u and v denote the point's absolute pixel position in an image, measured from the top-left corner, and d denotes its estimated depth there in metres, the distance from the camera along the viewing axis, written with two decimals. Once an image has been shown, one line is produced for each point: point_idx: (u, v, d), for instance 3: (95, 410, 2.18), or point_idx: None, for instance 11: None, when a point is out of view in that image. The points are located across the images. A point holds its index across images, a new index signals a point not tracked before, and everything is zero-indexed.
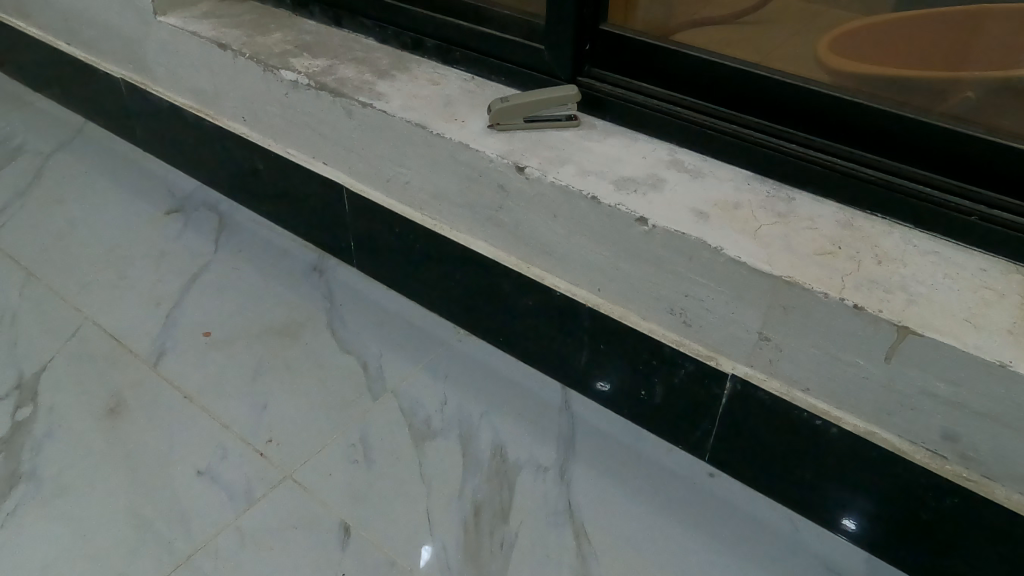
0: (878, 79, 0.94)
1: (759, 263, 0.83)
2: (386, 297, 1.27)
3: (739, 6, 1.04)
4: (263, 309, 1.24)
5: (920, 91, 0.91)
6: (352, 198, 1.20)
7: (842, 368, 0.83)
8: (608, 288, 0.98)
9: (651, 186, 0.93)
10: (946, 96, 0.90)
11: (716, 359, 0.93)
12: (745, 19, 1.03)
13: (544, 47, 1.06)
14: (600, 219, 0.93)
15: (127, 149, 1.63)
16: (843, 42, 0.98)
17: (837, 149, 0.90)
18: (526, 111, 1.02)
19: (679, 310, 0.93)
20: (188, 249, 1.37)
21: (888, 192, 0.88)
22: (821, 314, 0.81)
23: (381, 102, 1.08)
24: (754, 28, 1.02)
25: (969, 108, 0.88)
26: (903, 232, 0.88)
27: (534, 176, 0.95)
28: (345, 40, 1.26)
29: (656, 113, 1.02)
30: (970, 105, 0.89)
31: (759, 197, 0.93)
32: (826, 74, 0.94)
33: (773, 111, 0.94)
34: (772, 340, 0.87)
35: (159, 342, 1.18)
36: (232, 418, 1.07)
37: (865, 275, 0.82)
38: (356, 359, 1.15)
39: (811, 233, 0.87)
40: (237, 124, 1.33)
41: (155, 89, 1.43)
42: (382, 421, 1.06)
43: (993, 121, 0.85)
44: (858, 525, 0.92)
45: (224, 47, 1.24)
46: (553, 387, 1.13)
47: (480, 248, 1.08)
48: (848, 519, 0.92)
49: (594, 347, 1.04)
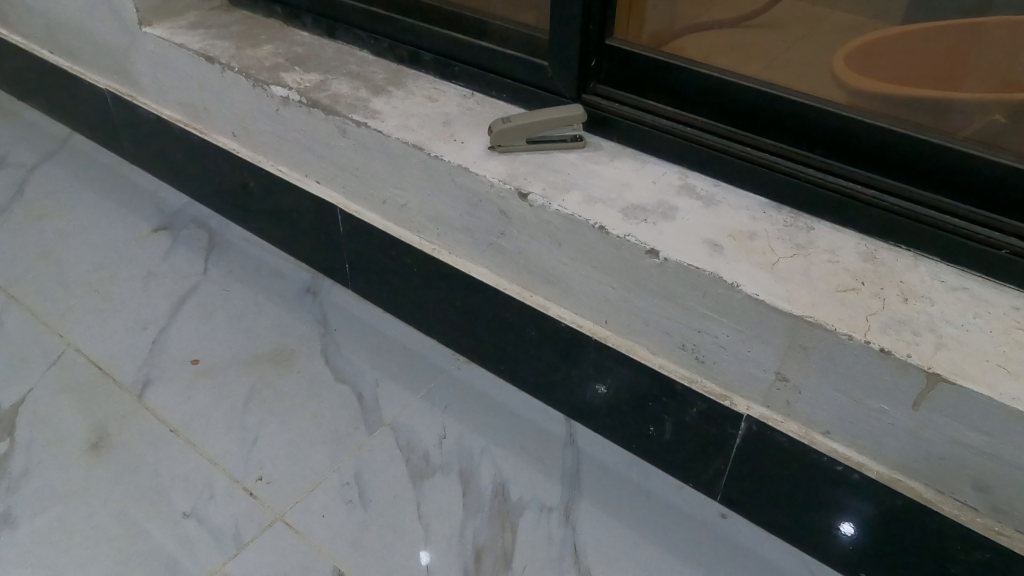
0: (877, 102, 0.88)
1: (777, 301, 0.78)
2: (383, 321, 1.22)
3: (745, 9, 0.98)
4: (254, 334, 1.19)
5: (925, 116, 0.87)
6: (346, 219, 1.15)
7: (865, 413, 0.78)
8: (616, 320, 0.93)
9: (662, 215, 0.88)
10: (946, 121, 0.85)
11: (730, 399, 0.88)
12: (751, 23, 0.99)
13: (548, 64, 1.01)
14: (608, 250, 0.87)
15: (114, 161, 1.58)
16: (855, 61, 0.92)
17: (860, 176, 0.86)
18: (529, 133, 0.97)
19: (691, 346, 0.88)
20: (176, 268, 1.31)
21: (915, 223, 0.83)
22: (845, 356, 0.76)
23: (377, 121, 1.03)
24: (759, 38, 0.98)
25: (971, 133, 0.83)
26: (930, 266, 0.83)
27: (538, 204, 0.90)
28: (338, 52, 1.21)
29: (665, 135, 0.97)
30: (973, 130, 0.84)
31: (776, 225, 0.88)
32: (827, 96, 0.89)
33: (792, 134, 0.90)
34: (791, 381, 0.82)
35: (145, 370, 1.13)
36: (222, 454, 1.02)
37: (891, 314, 0.77)
38: (351, 389, 1.10)
39: (832, 267, 0.82)
40: (227, 139, 1.28)
41: (143, 102, 1.38)
42: (378, 457, 1.01)
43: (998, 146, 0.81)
44: (856, 530, 0.85)
45: (213, 61, 1.18)
46: (556, 419, 1.08)
47: (480, 275, 1.03)
48: (846, 525, 0.86)
49: (600, 381, 0.99)
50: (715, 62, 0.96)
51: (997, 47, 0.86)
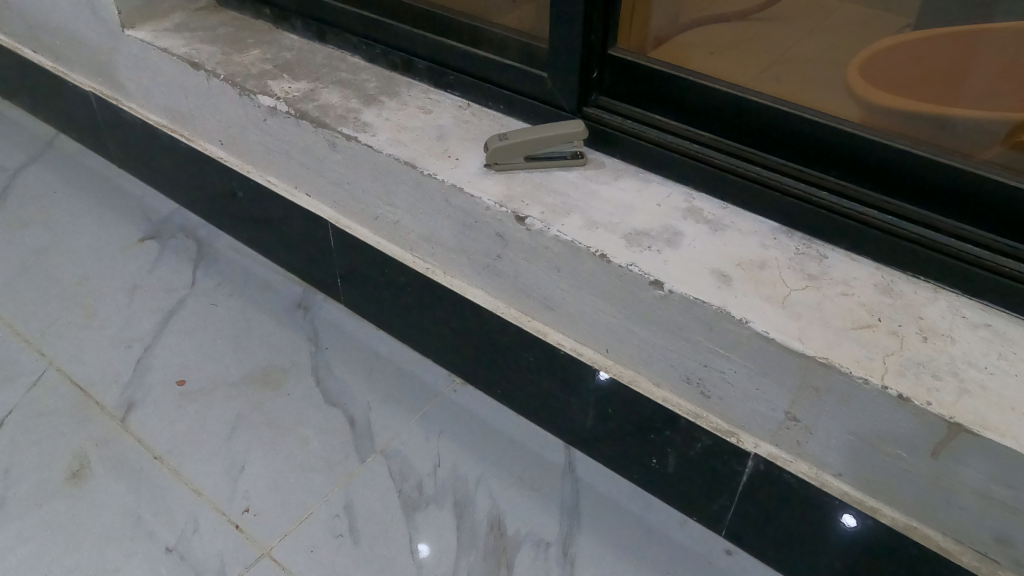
0: (871, 115, 0.84)
1: (788, 340, 0.74)
2: (375, 339, 1.17)
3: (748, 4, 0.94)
4: (242, 353, 1.15)
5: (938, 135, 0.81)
6: (336, 234, 1.11)
7: (880, 458, 0.74)
8: (618, 350, 0.89)
9: (666, 241, 0.84)
10: (942, 135, 0.81)
11: (737, 436, 0.84)
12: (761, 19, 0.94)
13: (547, 75, 0.96)
14: (610, 279, 0.83)
15: (101, 165, 1.53)
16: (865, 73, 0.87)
17: (875, 201, 0.81)
18: (527, 150, 0.91)
19: (696, 380, 0.84)
20: (163, 280, 1.27)
21: (933, 253, 0.79)
22: (860, 400, 0.72)
23: (367, 135, 0.98)
24: (764, 38, 0.93)
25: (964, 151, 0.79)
26: (949, 299, 0.78)
27: (536, 228, 0.85)
28: (328, 58, 1.16)
29: (669, 152, 0.92)
30: (970, 147, 0.79)
31: (787, 253, 0.83)
32: (820, 109, 0.85)
33: (804, 154, 0.85)
34: (801, 421, 0.78)
35: (129, 392, 1.09)
36: (207, 484, 0.98)
37: (909, 356, 0.72)
38: (341, 413, 1.06)
39: (846, 302, 0.78)
40: (215, 147, 1.23)
41: (129, 106, 1.33)
42: (370, 486, 0.97)
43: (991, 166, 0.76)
44: (864, 541, 0.79)
45: (197, 67, 1.14)
46: (555, 445, 1.03)
47: (476, 297, 0.98)
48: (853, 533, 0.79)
49: (600, 410, 0.94)
50: (715, 71, 0.91)
51: (997, 52, 0.79)
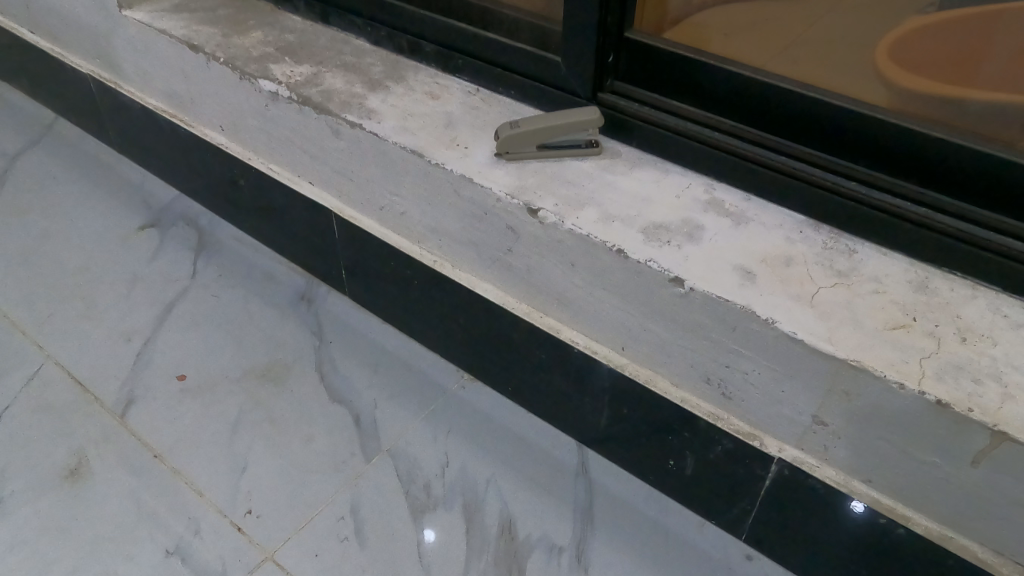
0: (889, 96, 0.80)
1: (817, 342, 0.70)
2: (382, 333, 1.14)
3: None
4: (244, 347, 1.11)
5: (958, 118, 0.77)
6: (341, 225, 1.07)
7: (914, 465, 0.71)
8: (635, 348, 0.85)
9: (687, 235, 0.79)
10: (959, 115, 0.78)
11: (760, 439, 0.80)
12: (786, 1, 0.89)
13: (561, 59, 0.92)
14: (627, 276, 0.79)
15: (101, 150, 1.49)
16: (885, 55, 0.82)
17: (907, 193, 0.77)
18: (540, 138, 0.87)
19: (717, 382, 0.80)
20: (164, 271, 1.24)
21: (970, 248, 0.75)
22: (894, 405, 0.68)
23: (373, 122, 0.94)
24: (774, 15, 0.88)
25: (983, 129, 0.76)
26: (989, 297, 0.74)
27: (550, 222, 0.81)
28: (332, 40, 1.12)
29: (688, 141, 0.88)
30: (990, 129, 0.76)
31: (815, 248, 0.79)
32: (839, 91, 0.81)
33: (833, 143, 0.80)
34: (829, 425, 0.74)
35: (128, 388, 1.06)
36: (208, 484, 0.95)
37: (947, 359, 0.68)
38: (347, 410, 1.03)
39: (878, 300, 0.74)
40: (216, 133, 1.19)
41: (128, 91, 1.29)
42: (377, 487, 0.94)
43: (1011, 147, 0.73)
44: (893, 548, 0.75)
45: (197, 49, 1.09)
46: (567, 444, 1.00)
47: (486, 292, 0.94)
48: (881, 539, 0.76)
49: (615, 410, 0.91)
50: (738, 55, 0.87)
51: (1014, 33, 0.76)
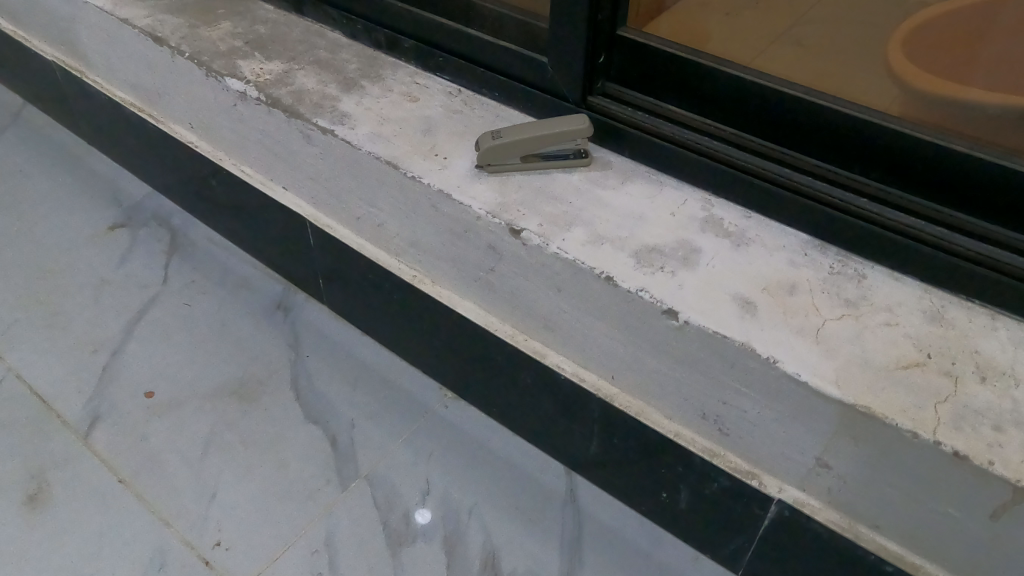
0: (896, 98, 0.74)
1: (822, 384, 0.64)
2: (362, 346, 1.08)
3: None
4: (216, 360, 1.06)
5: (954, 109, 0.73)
6: (316, 233, 1.00)
7: (926, 515, 0.65)
8: (625, 377, 0.79)
9: (682, 260, 0.73)
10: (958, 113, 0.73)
11: (758, 478, 0.75)
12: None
13: (549, 61, 0.85)
14: (617, 304, 0.73)
15: (71, 140, 1.42)
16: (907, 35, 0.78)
17: (921, 209, 0.71)
18: (524, 149, 0.81)
19: (713, 417, 0.74)
20: (133, 275, 1.17)
21: (989, 272, 0.68)
22: (906, 454, 0.62)
23: (345, 128, 0.87)
24: (765, 8, 0.84)
25: (993, 135, 0.70)
26: (1011, 328, 0.68)
27: (533, 244, 0.75)
28: (306, 33, 1.04)
29: (684, 150, 0.81)
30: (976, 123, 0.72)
31: (820, 273, 0.73)
32: (845, 95, 0.75)
33: (841, 154, 0.74)
34: (833, 469, 0.69)
35: (93, 404, 1.00)
36: (176, 512, 0.90)
37: (965, 402, 0.62)
38: (323, 431, 0.97)
39: (889, 333, 0.68)
40: (185, 130, 1.12)
41: (94, 81, 1.22)
42: (353, 517, 0.89)
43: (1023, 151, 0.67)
44: None
45: (160, 41, 1.02)
46: (555, 470, 0.95)
47: (467, 311, 0.88)
48: None
49: (605, 439, 0.85)
50: (739, 55, 0.80)
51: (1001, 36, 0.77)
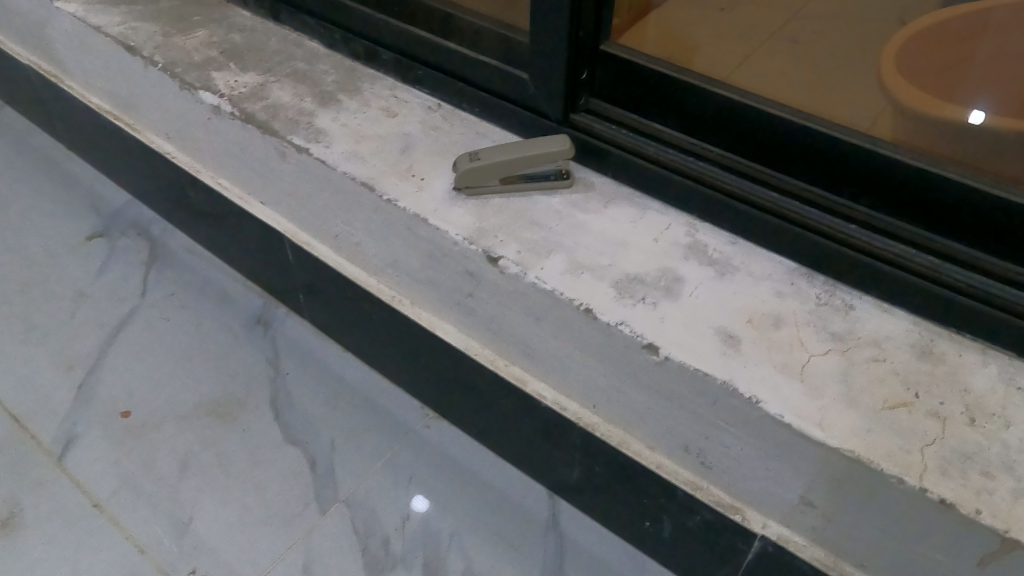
0: (891, 117, 0.72)
1: (807, 426, 0.61)
2: (343, 363, 1.06)
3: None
4: (194, 378, 1.04)
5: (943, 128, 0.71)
6: (295, 250, 0.98)
7: (912, 558, 0.63)
8: (607, 407, 0.77)
9: (664, 290, 0.71)
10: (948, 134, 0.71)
11: (742, 513, 0.73)
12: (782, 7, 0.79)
13: (530, 78, 0.82)
14: (597, 336, 0.71)
15: (49, 144, 1.39)
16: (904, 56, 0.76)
17: (909, 236, 0.69)
18: (503, 172, 0.78)
19: (695, 450, 0.72)
20: (111, 287, 1.15)
21: (978, 303, 0.66)
22: (891, 498, 0.60)
23: (321, 147, 0.85)
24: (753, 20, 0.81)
25: (991, 158, 0.67)
26: (1001, 364, 0.66)
27: (511, 272, 0.73)
28: (283, 42, 1.01)
29: (667, 170, 0.79)
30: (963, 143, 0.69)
31: (807, 303, 0.71)
32: (837, 116, 0.72)
33: (828, 178, 0.72)
34: (817, 508, 0.67)
35: (68, 424, 0.98)
36: (150, 538, 0.88)
37: (953, 445, 0.60)
38: (302, 453, 0.96)
39: (877, 369, 0.65)
40: (161, 140, 1.09)
41: (69, 87, 1.19)
42: (331, 543, 0.87)
43: (1018, 178, 0.65)
44: None
45: (133, 50, 0.99)
46: (538, 494, 0.93)
47: (447, 335, 0.86)
48: None
49: (586, 466, 0.84)
50: (726, 70, 0.77)
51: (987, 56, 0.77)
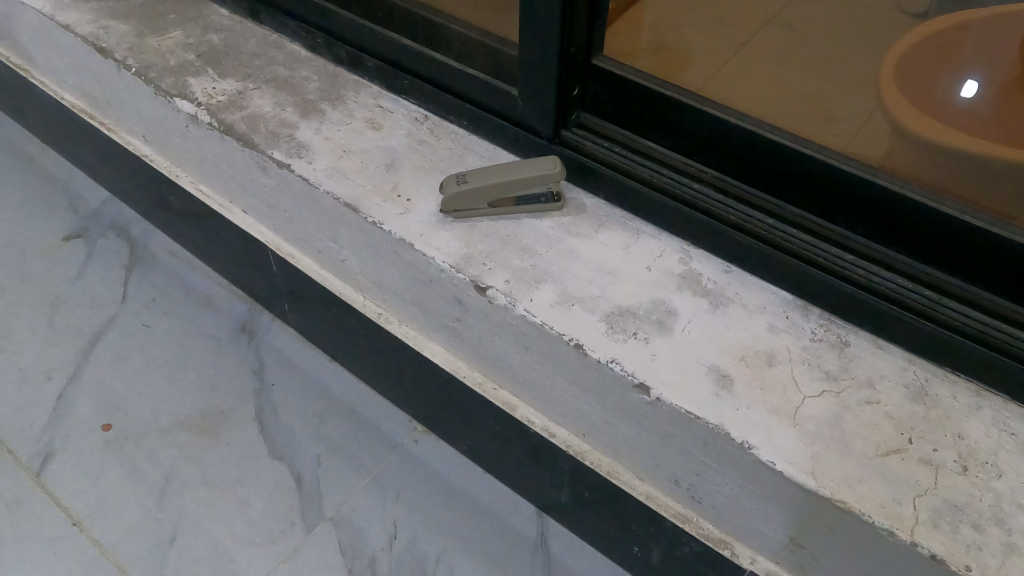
0: (886, 131, 0.68)
1: (799, 475, 0.60)
2: (328, 373, 1.05)
3: None
4: (176, 389, 1.02)
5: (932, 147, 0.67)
6: (278, 261, 0.96)
7: None
8: (596, 437, 0.76)
9: (656, 324, 0.69)
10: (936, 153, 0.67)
11: (732, 547, 0.72)
12: None
13: (519, 94, 0.79)
14: (587, 372, 0.69)
15: (23, 137, 1.35)
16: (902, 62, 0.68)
17: (904, 268, 0.67)
18: (492, 196, 0.76)
19: (685, 485, 0.71)
20: (90, 292, 1.13)
21: (972, 341, 0.64)
22: (882, 549, 0.59)
23: (303, 163, 0.82)
24: None
25: (985, 186, 0.64)
26: (995, 408, 0.65)
27: (499, 303, 0.71)
28: (262, 44, 0.97)
29: (658, 191, 0.76)
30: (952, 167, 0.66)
31: (800, 339, 0.69)
32: (834, 139, 0.69)
33: (824, 204, 0.70)
34: (807, 549, 0.66)
35: (47, 438, 0.96)
36: (133, 558, 0.87)
37: (945, 496, 0.59)
38: (287, 469, 0.94)
39: (871, 413, 0.64)
40: (138, 142, 1.06)
41: (40, 81, 1.14)
42: (317, 564, 0.86)
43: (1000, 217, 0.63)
44: None
45: (104, 52, 0.95)
46: (526, 512, 0.92)
47: (434, 355, 0.85)
48: None
49: (575, 491, 0.83)
50: (721, 86, 0.74)
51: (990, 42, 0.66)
